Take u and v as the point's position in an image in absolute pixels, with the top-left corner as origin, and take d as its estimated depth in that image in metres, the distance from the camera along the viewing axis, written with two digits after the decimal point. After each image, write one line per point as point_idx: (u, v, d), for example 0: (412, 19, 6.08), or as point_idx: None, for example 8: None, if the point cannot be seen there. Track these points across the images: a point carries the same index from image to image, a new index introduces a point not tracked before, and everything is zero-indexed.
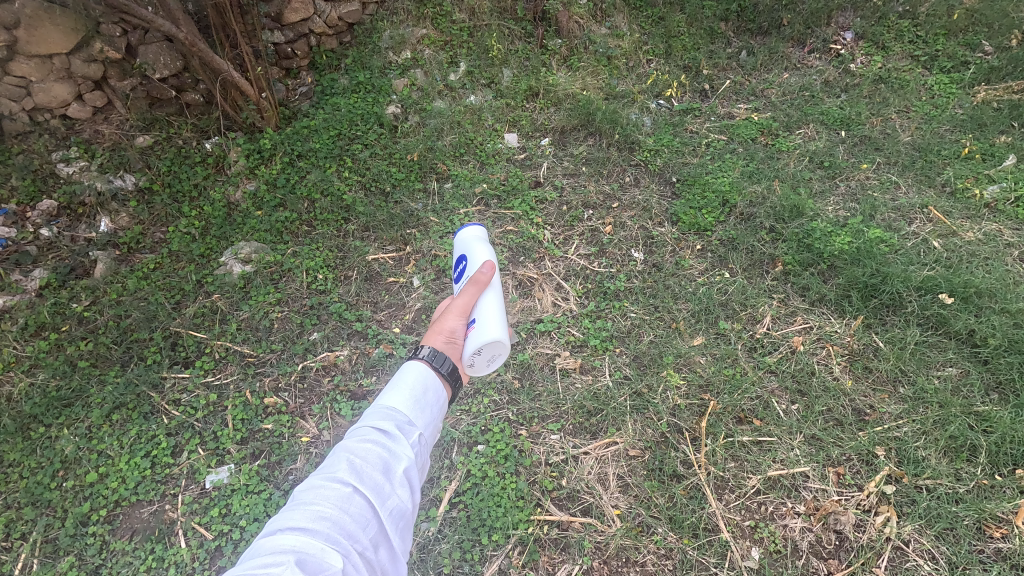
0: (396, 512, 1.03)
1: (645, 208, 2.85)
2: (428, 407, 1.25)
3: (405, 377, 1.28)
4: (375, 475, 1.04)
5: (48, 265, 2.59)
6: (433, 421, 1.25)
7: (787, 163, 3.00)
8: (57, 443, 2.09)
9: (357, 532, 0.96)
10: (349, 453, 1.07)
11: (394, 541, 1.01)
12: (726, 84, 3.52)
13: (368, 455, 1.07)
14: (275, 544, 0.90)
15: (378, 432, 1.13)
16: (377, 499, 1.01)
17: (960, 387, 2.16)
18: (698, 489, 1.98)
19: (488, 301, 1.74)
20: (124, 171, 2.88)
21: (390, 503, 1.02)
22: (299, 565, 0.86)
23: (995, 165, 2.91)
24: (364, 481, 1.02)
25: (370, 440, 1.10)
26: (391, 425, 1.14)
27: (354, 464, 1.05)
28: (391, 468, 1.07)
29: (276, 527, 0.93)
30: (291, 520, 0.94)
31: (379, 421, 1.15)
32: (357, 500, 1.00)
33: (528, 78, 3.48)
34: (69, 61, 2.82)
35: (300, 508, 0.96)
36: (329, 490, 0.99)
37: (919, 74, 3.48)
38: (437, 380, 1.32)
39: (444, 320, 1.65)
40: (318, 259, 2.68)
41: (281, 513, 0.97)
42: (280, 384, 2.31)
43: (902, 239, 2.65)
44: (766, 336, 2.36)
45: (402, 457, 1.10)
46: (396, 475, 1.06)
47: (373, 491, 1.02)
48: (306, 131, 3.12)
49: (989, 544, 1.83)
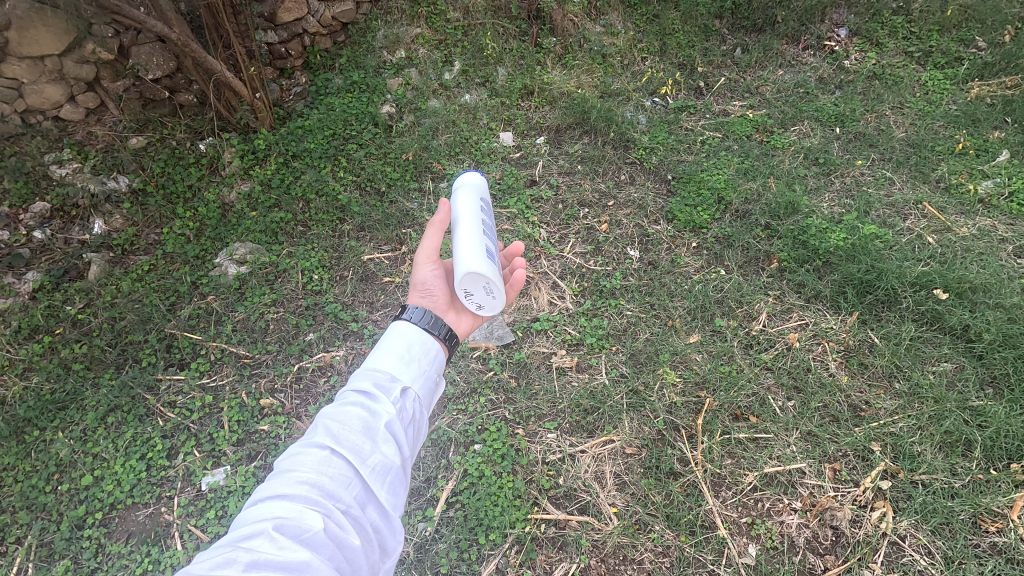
0: (381, 468, 1.02)
1: (640, 205, 2.85)
2: (415, 363, 1.23)
3: (390, 340, 1.26)
4: (355, 436, 1.04)
5: (41, 268, 2.58)
6: (423, 378, 1.23)
7: (782, 160, 3.00)
8: (51, 447, 2.08)
9: (338, 491, 0.97)
10: (328, 418, 1.06)
11: (380, 496, 1.01)
12: (721, 82, 3.52)
13: (348, 418, 1.06)
14: (256, 513, 0.91)
15: (359, 394, 1.12)
16: (357, 458, 1.01)
17: (955, 382, 2.17)
18: (695, 487, 1.98)
19: (464, 237, 1.64)
20: (118, 173, 2.87)
21: (372, 461, 1.02)
22: (276, 530, 0.87)
23: (989, 161, 2.93)
24: (342, 443, 1.02)
25: (349, 404, 1.10)
26: (371, 385, 1.14)
27: (334, 428, 1.04)
28: (372, 427, 1.07)
29: (257, 496, 0.94)
30: (270, 487, 0.95)
31: (359, 383, 1.15)
32: (336, 461, 1.00)
33: (522, 77, 3.48)
34: (61, 62, 2.81)
35: (279, 476, 0.97)
36: (306, 456, 1.00)
37: (913, 70, 3.48)
38: (424, 335, 1.30)
39: (417, 274, 1.59)
40: (313, 260, 2.68)
41: (264, 482, 0.98)
42: (276, 385, 2.30)
43: (897, 235, 2.66)
44: (762, 333, 2.36)
45: (383, 415, 1.09)
46: (377, 433, 1.06)
47: (353, 452, 1.02)
48: (301, 131, 3.11)
49: (985, 539, 1.84)
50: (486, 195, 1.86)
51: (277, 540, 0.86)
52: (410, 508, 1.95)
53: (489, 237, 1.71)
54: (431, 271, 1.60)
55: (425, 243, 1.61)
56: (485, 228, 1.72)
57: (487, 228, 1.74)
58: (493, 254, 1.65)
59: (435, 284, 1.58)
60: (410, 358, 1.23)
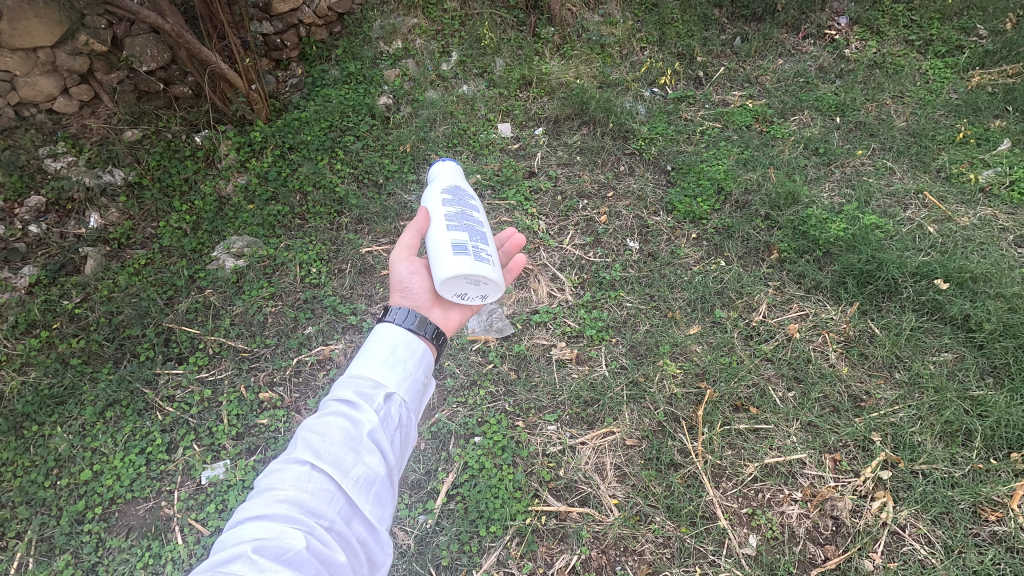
0: (364, 480, 1.02)
1: (640, 196, 2.83)
2: (400, 366, 1.21)
3: (375, 342, 1.25)
4: (336, 448, 1.03)
5: (37, 262, 2.56)
6: (410, 381, 1.21)
7: (782, 150, 2.98)
8: (50, 441, 2.07)
9: (320, 508, 0.96)
10: (310, 431, 1.05)
11: (365, 509, 1.00)
12: (720, 71, 3.49)
13: (330, 430, 1.05)
14: (237, 535, 0.91)
15: (341, 404, 1.11)
16: (339, 472, 1.00)
17: (956, 371, 2.17)
18: (695, 478, 1.98)
19: (442, 232, 1.64)
20: (113, 166, 2.84)
21: (356, 473, 1.02)
22: (256, 552, 0.87)
23: (989, 149, 2.91)
24: (322, 457, 1.01)
25: (331, 414, 1.09)
26: (353, 393, 1.13)
27: (315, 441, 1.03)
28: (355, 437, 1.06)
29: (237, 516, 0.94)
30: (250, 507, 0.95)
31: (341, 392, 1.13)
32: (317, 476, 0.99)
33: (520, 67, 3.44)
34: (53, 54, 2.78)
35: (259, 495, 0.96)
36: (287, 473, 0.99)
37: (914, 58, 3.46)
38: (410, 334, 1.28)
39: (394, 270, 1.58)
40: (311, 253, 2.66)
41: (245, 500, 0.98)
42: (275, 379, 2.30)
43: (897, 225, 2.65)
44: (763, 323, 2.36)
45: (366, 424, 1.08)
46: (360, 443, 1.05)
47: (334, 466, 1.01)
48: (297, 123, 3.07)
49: (984, 528, 1.84)
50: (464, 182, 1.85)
51: (257, 563, 0.85)
52: (410, 501, 1.95)
53: (470, 225, 1.69)
54: (407, 267, 1.58)
55: (404, 239, 1.60)
56: (465, 216, 1.70)
57: (467, 215, 1.72)
58: (474, 243, 1.63)
59: (412, 282, 1.57)
60: (396, 360, 1.21)
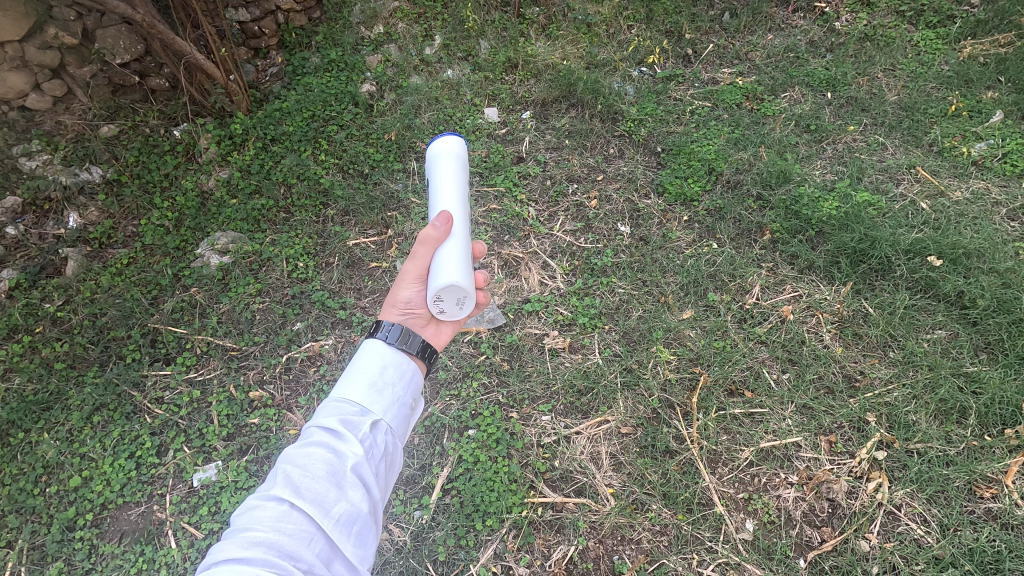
0: (346, 518, 1.01)
1: (630, 179, 2.78)
2: (387, 391, 1.21)
3: (360, 363, 1.24)
4: (318, 484, 1.02)
5: (16, 265, 2.49)
6: (395, 407, 1.21)
7: (773, 128, 2.94)
8: (37, 448, 2.04)
9: (299, 550, 0.94)
10: (291, 464, 1.04)
11: (346, 550, 0.99)
12: (709, 48, 3.41)
13: (312, 463, 1.04)
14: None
15: (324, 433, 1.10)
16: (320, 511, 0.99)
17: (950, 349, 2.16)
18: (691, 464, 1.98)
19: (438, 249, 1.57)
20: (90, 163, 2.77)
21: (337, 512, 1.00)
22: None
23: (982, 121, 2.88)
24: (303, 495, 1.00)
25: (313, 444, 1.08)
26: (338, 421, 1.12)
27: (296, 475, 1.02)
28: (338, 472, 1.05)
29: (211, 558, 0.92)
30: (223, 549, 0.92)
31: (326, 419, 1.12)
32: (296, 516, 0.98)
33: (505, 50, 3.35)
34: (22, 48, 2.68)
35: (234, 536, 0.94)
36: (264, 512, 0.97)
37: (905, 29, 3.39)
38: (398, 353, 1.28)
39: (400, 291, 1.56)
40: (298, 247, 2.60)
41: (219, 541, 0.95)
42: (266, 376, 2.27)
43: (891, 201, 2.62)
44: (755, 306, 2.33)
45: (349, 457, 1.07)
46: (343, 478, 1.04)
47: (315, 504, 0.99)
48: (279, 114, 2.99)
49: (980, 504, 1.85)
50: (442, 171, 1.76)
51: None
52: (406, 496, 1.94)
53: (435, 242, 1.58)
54: (413, 287, 1.57)
55: (415, 260, 1.56)
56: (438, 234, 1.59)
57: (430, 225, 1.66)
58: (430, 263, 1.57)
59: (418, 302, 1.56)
60: (383, 384, 1.21)
